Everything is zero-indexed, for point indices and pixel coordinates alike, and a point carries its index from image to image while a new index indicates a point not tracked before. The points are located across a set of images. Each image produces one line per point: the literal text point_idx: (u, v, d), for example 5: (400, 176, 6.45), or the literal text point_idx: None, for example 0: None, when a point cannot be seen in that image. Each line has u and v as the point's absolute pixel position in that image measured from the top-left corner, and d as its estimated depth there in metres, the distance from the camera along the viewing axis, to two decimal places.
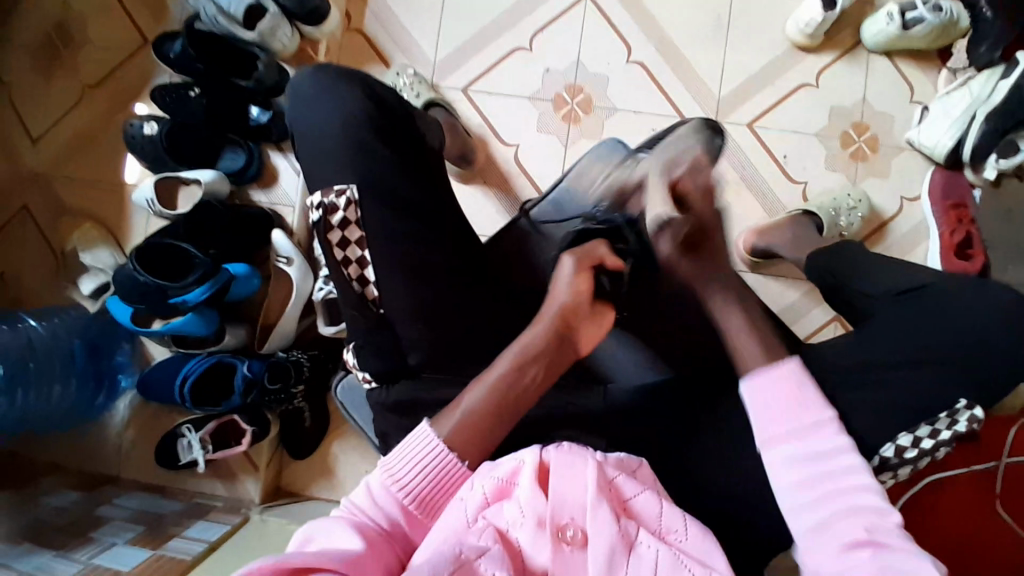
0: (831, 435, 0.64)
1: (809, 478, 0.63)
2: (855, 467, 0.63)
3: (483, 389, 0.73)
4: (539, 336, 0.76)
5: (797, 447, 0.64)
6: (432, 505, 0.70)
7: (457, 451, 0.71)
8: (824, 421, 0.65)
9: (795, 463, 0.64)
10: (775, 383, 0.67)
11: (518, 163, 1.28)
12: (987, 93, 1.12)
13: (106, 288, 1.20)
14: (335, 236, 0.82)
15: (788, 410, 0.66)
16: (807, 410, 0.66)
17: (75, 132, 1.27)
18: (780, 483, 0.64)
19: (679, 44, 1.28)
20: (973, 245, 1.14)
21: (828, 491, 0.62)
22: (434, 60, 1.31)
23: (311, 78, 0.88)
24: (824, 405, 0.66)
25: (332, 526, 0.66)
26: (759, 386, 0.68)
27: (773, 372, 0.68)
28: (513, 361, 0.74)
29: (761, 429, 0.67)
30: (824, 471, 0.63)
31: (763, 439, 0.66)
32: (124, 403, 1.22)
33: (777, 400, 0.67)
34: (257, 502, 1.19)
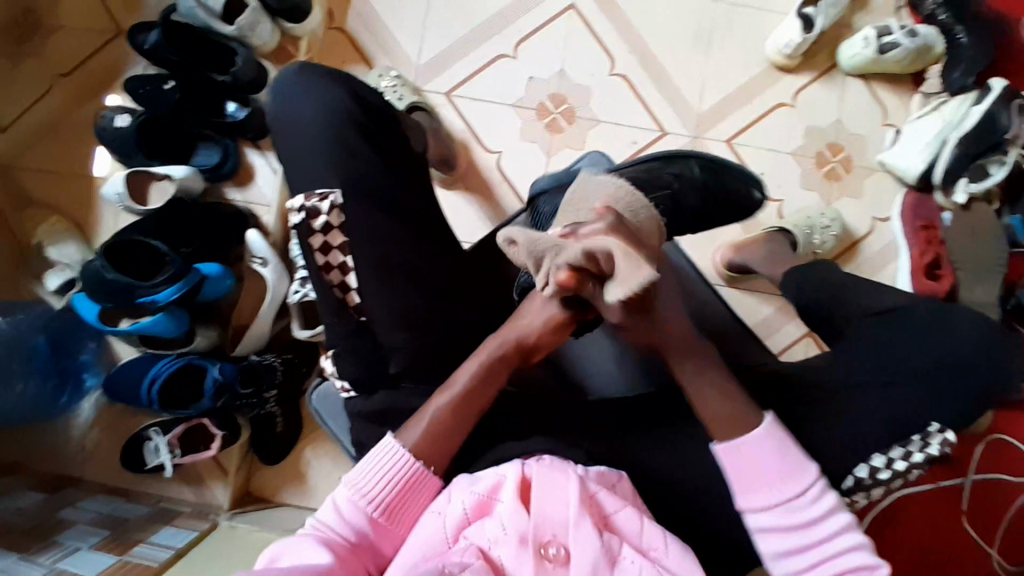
0: (814, 498, 0.69)
1: (798, 544, 0.68)
2: (841, 527, 0.68)
3: (444, 399, 0.75)
4: (497, 348, 0.77)
5: (780, 517, 0.68)
6: (399, 515, 0.71)
7: (422, 459, 0.72)
8: (808, 487, 0.69)
9: (780, 530, 0.68)
10: (757, 451, 0.70)
11: (500, 170, 1.28)
12: (959, 118, 1.16)
13: (73, 284, 1.16)
14: (317, 240, 0.81)
15: (772, 478, 0.69)
16: (790, 475, 0.69)
17: (45, 120, 1.23)
18: (774, 550, 0.69)
19: (662, 57, 1.29)
20: (941, 266, 1.17)
21: (819, 547, 0.68)
22: (418, 62, 1.31)
23: (297, 77, 0.87)
24: (805, 464, 0.70)
25: (301, 541, 0.66)
26: (736, 454, 0.70)
27: (750, 437, 0.70)
28: (476, 372, 0.76)
29: (746, 501, 0.70)
30: (813, 535, 0.68)
31: (749, 508, 0.69)
32: (89, 403, 1.18)
33: (761, 467, 0.70)
34: (225, 508, 1.16)
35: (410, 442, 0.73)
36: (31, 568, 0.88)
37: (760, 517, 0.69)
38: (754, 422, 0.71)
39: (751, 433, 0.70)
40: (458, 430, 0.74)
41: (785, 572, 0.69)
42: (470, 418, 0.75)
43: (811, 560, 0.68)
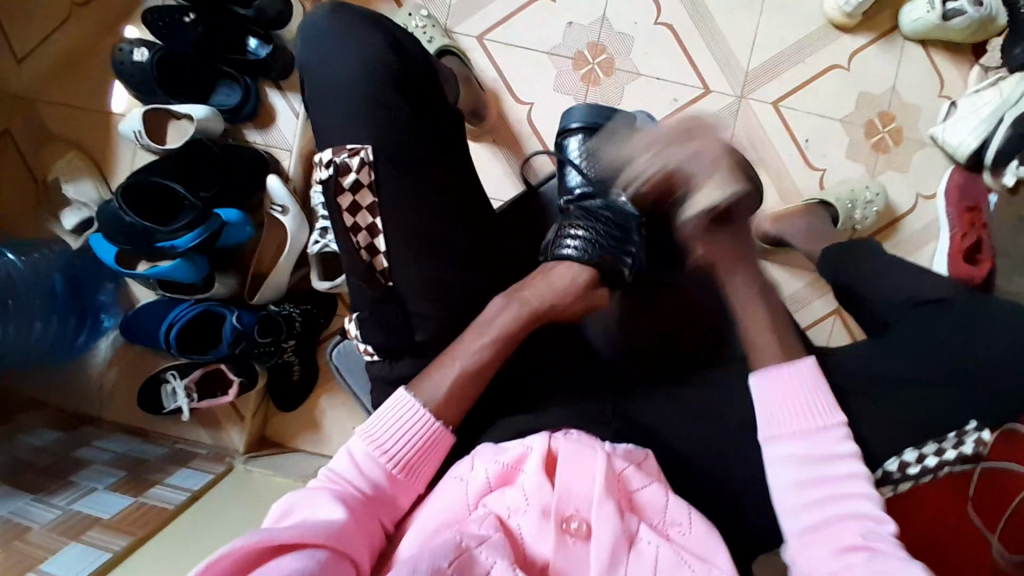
0: (836, 438, 0.66)
1: (811, 476, 0.65)
2: (856, 475, 0.65)
3: (456, 362, 0.73)
4: (518, 315, 0.75)
5: (801, 445, 0.66)
6: (418, 471, 0.69)
7: (440, 417, 0.71)
8: (832, 428, 0.67)
9: (795, 459, 0.66)
10: (795, 379, 0.69)
11: (530, 123, 1.22)
12: (1018, 96, 1.08)
13: (89, 224, 1.14)
14: (346, 200, 0.77)
15: (798, 410, 0.68)
16: (821, 409, 0.68)
17: (60, 49, 1.18)
18: (780, 482, 0.66)
19: (712, 8, 1.21)
20: (982, 251, 1.10)
21: (826, 489, 0.64)
22: (449, 2, 1.23)
23: (327, 22, 0.81)
24: (831, 407, 0.68)
25: (314, 495, 0.63)
26: (772, 384, 0.70)
27: (788, 368, 0.70)
28: (495, 340, 0.74)
29: (769, 423, 0.68)
30: (824, 474, 0.65)
31: (769, 435, 0.68)
32: (106, 342, 1.18)
33: (790, 397, 0.69)
34: (240, 451, 1.18)
35: (429, 399, 0.71)
36: (47, 509, 0.90)
37: (778, 444, 0.67)
38: (795, 359, 0.71)
39: (792, 364, 0.71)
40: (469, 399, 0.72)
41: (787, 508, 0.65)
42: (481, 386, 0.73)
43: (814, 500, 0.64)
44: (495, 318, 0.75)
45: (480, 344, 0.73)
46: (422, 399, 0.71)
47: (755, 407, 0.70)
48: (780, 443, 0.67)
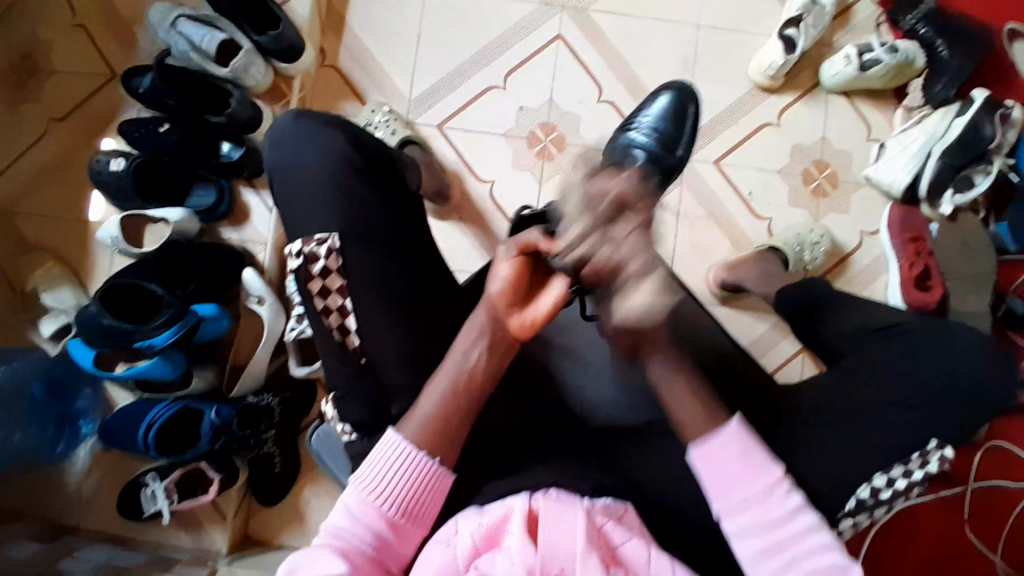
0: (780, 495, 0.69)
1: (766, 541, 0.67)
2: (809, 526, 0.68)
3: (441, 380, 0.72)
4: (477, 320, 0.73)
5: (752, 517, 0.68)
6: (417, 514, 0.70)
7: (428, 454, 0.70)
8: (774, 485, 0.69)
9: (756, 529, 0.68)
10: (726, 449, 0.69)
11: (493, 199, 1.29)
12: (942, 131, 1.19)
13: (66, 330, 1.18)
14: (316, 285, 0.81)
15: (742, 478, 0.69)
16: (759, 469, 0.69)
17: (42, 164, 1.26)
18: (743, 550, 0.68)
19: (650, 82, 1.32)
20: (931, 277, 1.19)
21: (786, 551, 0.67)
22: (409, 96, 1.32)
23: (293, 120, 0.88)
24: (769, 462, 0.70)
25: (316, 556, 0.66)
26: (710, 459, 0.69)
27: (720, 436, 0.70)
28: (460, 348, 0.72)
29: (716, 498, 0.69)
30: (779, 536, 0.68)
31: (723, 512, 0.69)
32: (85, 448, 1.17)
33: (726, 471, 0.69)
34: (224, 553, 1.15)
35: (413, 440, 0.70)
36: None
37: (735, 522, 0.69)
38: (722, 421, 0.70)
39: (718, 431, 0.70)
40: (445, 436, 0.71)
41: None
42: (452, 419, 0.71)
43: (784, 563, 0.67)
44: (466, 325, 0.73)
45: (455, 371, 0.72)
46: (406, 439, 0.71)
47: (698, 475, 0.71)
48: (732, 516, 0.69)
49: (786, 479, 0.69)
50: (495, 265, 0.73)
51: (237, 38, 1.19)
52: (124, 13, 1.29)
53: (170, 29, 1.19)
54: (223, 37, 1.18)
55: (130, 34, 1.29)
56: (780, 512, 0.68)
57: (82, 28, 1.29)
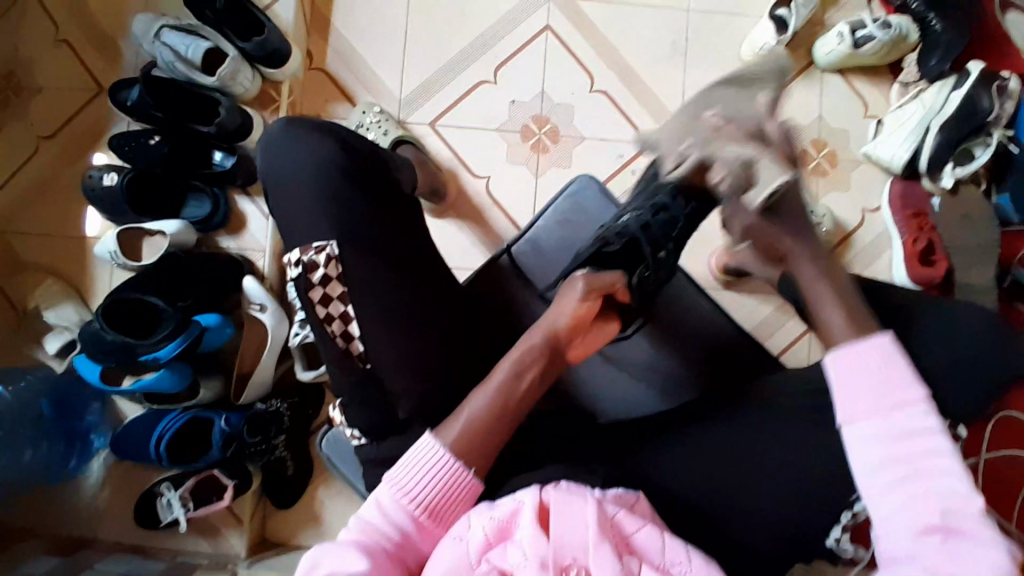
0: (918, 415, 0.62)
1: (890, 455, 0.61)
2: (942, 451, 0.60)
3: (484, 394, 0.74)
4: (533, 345, 0.78)
5: (880, 422, 0.62)
6: (444, 516, 0.70)
7: (462, 458, 0.71)
8: (913, 399, 0.62)
9: (883, 437, 0.62)
10: (867, 360, 0.66)
11: (490, 194, 1.29)
12: (940, 105, 1.17)
13: (72, 346, 1.19)
14: (317, 293, 0.81)
15: (880, 384, 0.64)
16: (900, 384, 0.63)
17: (37, 182, 1.26)
18: (870, 474, 0.61)
19: (640, 69, 1.31)
20: (935, 252, 1.18)
21: (915, 476, 0.60)
22: (400, 95, 1.32)
23: (280, 130, 0.88)
24: (914, 385, 0.63)
25: (338, 547, 0.64)
26: (848, 365, 0.66)
27: (865, 345, 0.66)
28: (513, 365, 0.76)
29: (846, 405, 0.65)
30: (906, 450, 0.61)
31: (847, 416, 0.64)
32: (98, 462, 1.19)
33: (866, 375, 0.65)
34: (243, 556, 1.16)
35: (448, 442, 0.72)
36: None
37: (860, 426, 0.63)
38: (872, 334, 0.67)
39: (868, 342, 0.67)
40: (486, 446, 0.72)
41: (875, 492, 0.61)
42: (493, 431, 0.73)
43: (902, 478, 0.60)
44: (517, 345, 0.78)
45: (497, 384, 0.75)
46: (441, 442, 0.72)
47: (831, 379, 0.67)
48: (861, 423, 0.63)
49: (928, 402, 0.62)
50: (564, 302, 0.81)
51: (222, 46, 1.19)
52: (110, 28, 1.29)
53: (154, 40, 1.19)
54: (207, 46, 1.18)
55: (118, 49, 1.29)
56: (912, 430, 0.61)
57: (67, 44, 1.29)
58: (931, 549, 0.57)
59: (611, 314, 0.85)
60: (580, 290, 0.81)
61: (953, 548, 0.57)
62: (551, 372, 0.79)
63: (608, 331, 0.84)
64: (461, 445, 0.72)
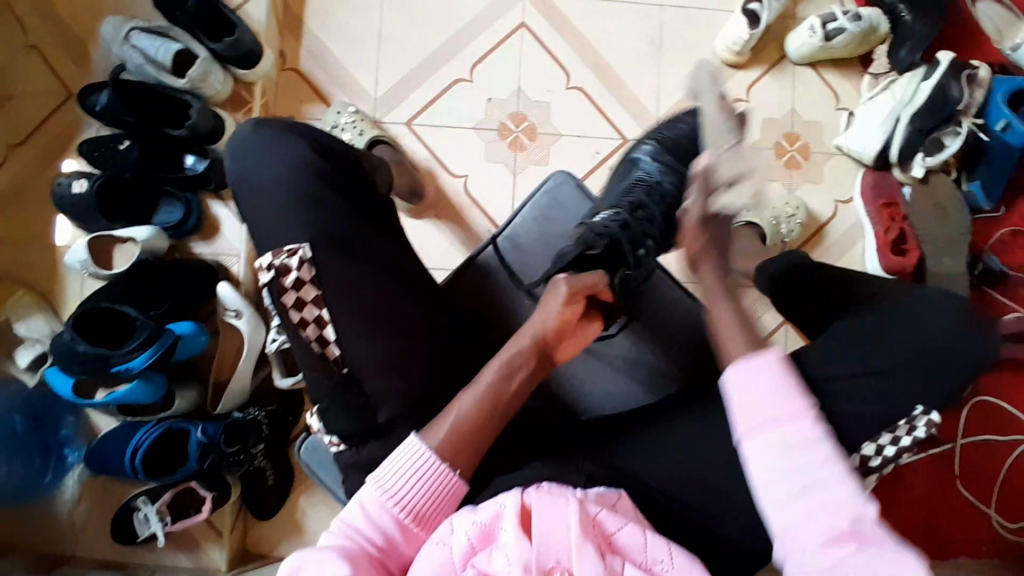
0: (808, 426, 0.63)
1: (786, 471, 0.61)
2: (831, 460, 0.61)
3: (473, 394, 0.74)
4: (522, 347, 0.78)
5: (776, 435, 0.63)
6: (428, 519, 0.69)
7: (450, 461, 0.71)
8: (802, 411, 0.64)
9: (781, 449, 0.62)
10: (762, 376, 0.66)
11: (467, 193, 1.28)
12: (910, 96, 1.19)
13: (44, 359, 1.15)
14: (290, 298, 0.78)
15: (773, 400, 0.65)
16: (789, 399, 0.65)
17: (4, 190, 1.23)
18: (770, 495, 0.62)
19: (615, 65, 1.31)
20: (907, 241, 1.20)
21: (808, 481, 0.61)
22: (375, 95, 1.31)
23: (256, 132, 0.86)
24: (806, 401, 0.65)
25: (319, 551, 0.64)
26: (741, 379, 0.66)
27: (754, 361, 0.67)
28: (500, 367, 0.76)
29: (741, 419, 0.65)
30: (804, 464, 0.61)
31: (746, 427, 0.65)
32: (74, 476, 1.16)
33: (760, 390, 0.65)
34: (224, 569, 1.14)
35: (437, 444, 0.71)
36: None
37: (760, 439, 0.63)
38: (762, 350, 0.68)
39: (758, 359, 0.67)
40: (478, 445, 0.73)
41: (778, 508, 0.61)
42: (484, 433, 0.73)
43: (801, 490, 0.61)
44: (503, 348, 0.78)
45: (487, 382, 0.75)
46: (429, 444, 0.72)
47: (727, 403, 0.67)
48: (757, 433, 0.64)
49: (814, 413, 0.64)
50: (548, 305, 0.80)
51: (192, 47, 1.17)
52: (77, 32, 1.27)
53: (123, 43, 1.17)
54: (177, 48, 1.16)
55: (85, 53, 1.26)
56: (796, 436, 0.63)
57: (33, 49, 1.26)
58: (844, 559, 0.57)
59: (594, 313, 0.84)
60: (563, 284, 0.80)
61: (866, 557, 0.57)
62: (539, 374, 0.79)
63: (591, 333, 0.83)
64: (448, 445, 0.72)
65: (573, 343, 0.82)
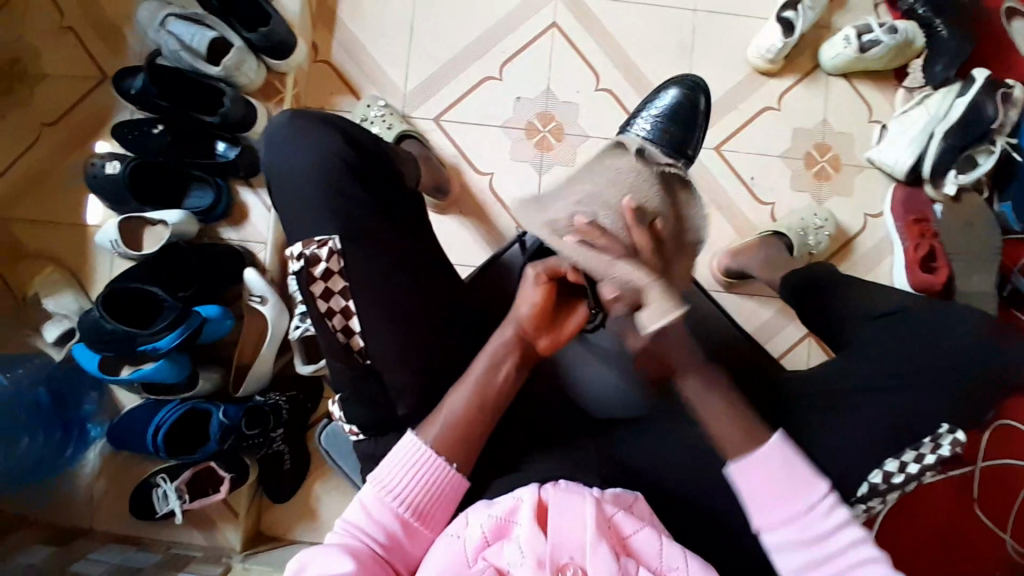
0: (827, 511, 0.69)
1: (812, 556, 0.68)
2: (856, 542, 0.68)
3: (465, 389, 0.74)
4: (507, 337, 0.76)
5: (797, 537, 0.68)
6: (429, 516, 0.70)
7: (447, 454, 0.71)
8: (818, 502, 0.69)
9: (803, 549, 0.68)
10: (769, 464, 0.70)
11: (492, 190, 1.29)
12: (944, 111, 1.18)
13: (69, 334, 1.17)
14: (318, 287, 0.80)
15: (786, 493, 0.69)
16: (800, 485, 0.69)
17: (39, 168, 1.25)
18: (789, 563, 0.69)
19: (646, 68, 1.31)
20: (936, 258, 1.19)
21: (834, 560, 0.68)
22: (405, 90, 1.31)
23: (289, 121, 0.87)
24: (814, 478, 0.70)
25: (324, 551, 0.65)
26: (751, 475, 0.70)
27: (763, 450, 0.70)
28: (488, 360, 0.75)
29: (760, 515, 0.70)
30: (829, 550, 0.68)
31: (765, 525, 0.70)
32: (94, 451, 1.19)
33: (769, 483, 0.70)
34: (238, 549, 1.15)
35: (432, 439, 0.71)
36: None
37: (778, 536, 0.69)
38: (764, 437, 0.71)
39: (760, 447, 0.70)
40: (470, 439, 0.72)
41: None
42: (477, 426, 0.73)
43: (830, 574, 0.67)
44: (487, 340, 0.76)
45: (477, 373, 0.75)
46: (425, 439, 0.71)
47: (739, 488, 0.71)
48: (776, 531, 0.69)
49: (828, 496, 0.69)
50: (521, 291, 0.76)
51: (227, 36, 1.18)
52: (115, 16, 1.29)
53: (159, 29, 1.18)
54: (212, 36, 1.17)
55: (123, 37, 1.28)
56: (823, 529, 0.68)
57: (72, 32, 1.28)
58: None
59: (576, 301, 0.77)
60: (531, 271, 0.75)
61: None
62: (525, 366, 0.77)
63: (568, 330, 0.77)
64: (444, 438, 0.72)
65: (550, 337, 0.77)
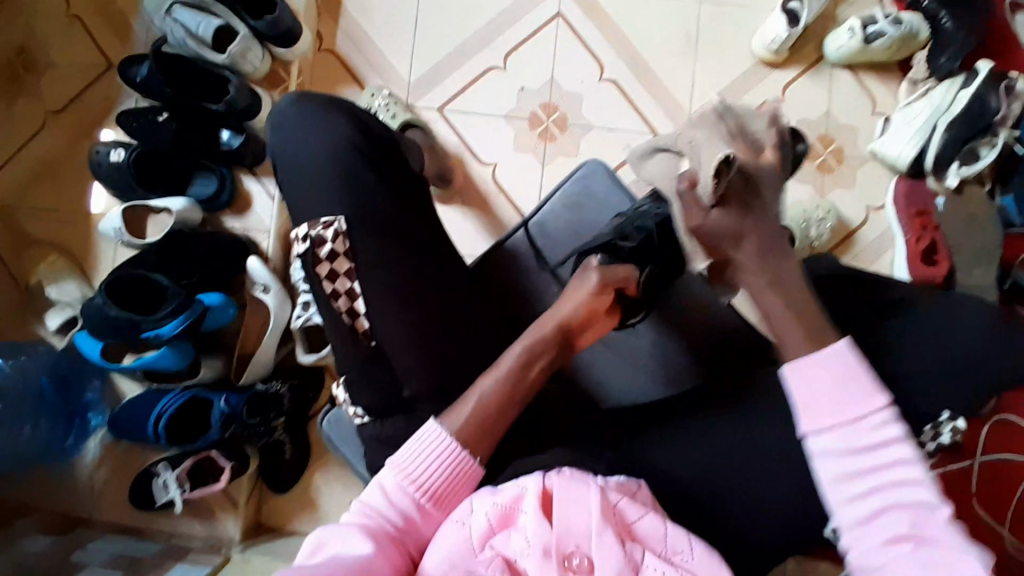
0: (881, 423, 0.61)
1: (862, 466, 0.61)
2: (908, 459, 0.60)
3: (491, 380, 0.74)
4: (544, 333, 0.78)
5: (842, 439, 0.61)
6: (447, 502, 0.69)
7: (468, 446, 0.71)
8: (877, 411, 0.61)
9: (847, 461, 0.61)
10: (825, 368, 0.62)
11: (495, 181, 1.29)
12: (948, 103, 1.18)
13: (73, 322, 1.18)
14: (324, 269, 0.80)
15: (838, 400, 0.62)
16: (862, 395, 0.62)
17: (43, 154, 1.25)
18: (829, 472, 0.62)
19: (651, 59, 1.30)
20: (938, 251, 1.18)
21: (884, 478, 0.60)
22: (409, 79, 1.31)
23: (297, 106, 0.87)
24: (875, 391, 0.62)
25: (340, 531, 0.65)
26: (805, 369, 0.63)
27: (823, 353, 0.63)
28: (520, 352, 0.76)
29: (806, 417, 0.63)
30: (877, 462, 0.60)
31: (811, 429, 0.62)
32: (95, 441, 1.18)
33: (825, 387, 0.62)
34: (237, 540, 1.15)
35: (455, 428, 0.71)
36: None
37: (824, 440, 0.62)
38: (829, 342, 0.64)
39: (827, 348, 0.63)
40: (493, 430, 0.72)
41: (845, 510, 0.61)
42: (500, 419, 0.73)
43: (872, 489, 0.60)
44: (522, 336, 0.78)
45: (506, 365, 0.75)
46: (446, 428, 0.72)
47: (788, 389, 0.64)
48: (822, 433, 0.62)
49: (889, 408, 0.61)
50: (574, 294, 0.80)
51: (232, 24, 1.17)
52: (120, 4, 1.28)
53: (165, 16, 1.17)
54: (218, 24, 1.16)
55: (127, 25, 1.28)
56: (872, 441, 0.61)
57: (78, 19, 1.28)
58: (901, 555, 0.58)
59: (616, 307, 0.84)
60: (592, 279, 0.81)
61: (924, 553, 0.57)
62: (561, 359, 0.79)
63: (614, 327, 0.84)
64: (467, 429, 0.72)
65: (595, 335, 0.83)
